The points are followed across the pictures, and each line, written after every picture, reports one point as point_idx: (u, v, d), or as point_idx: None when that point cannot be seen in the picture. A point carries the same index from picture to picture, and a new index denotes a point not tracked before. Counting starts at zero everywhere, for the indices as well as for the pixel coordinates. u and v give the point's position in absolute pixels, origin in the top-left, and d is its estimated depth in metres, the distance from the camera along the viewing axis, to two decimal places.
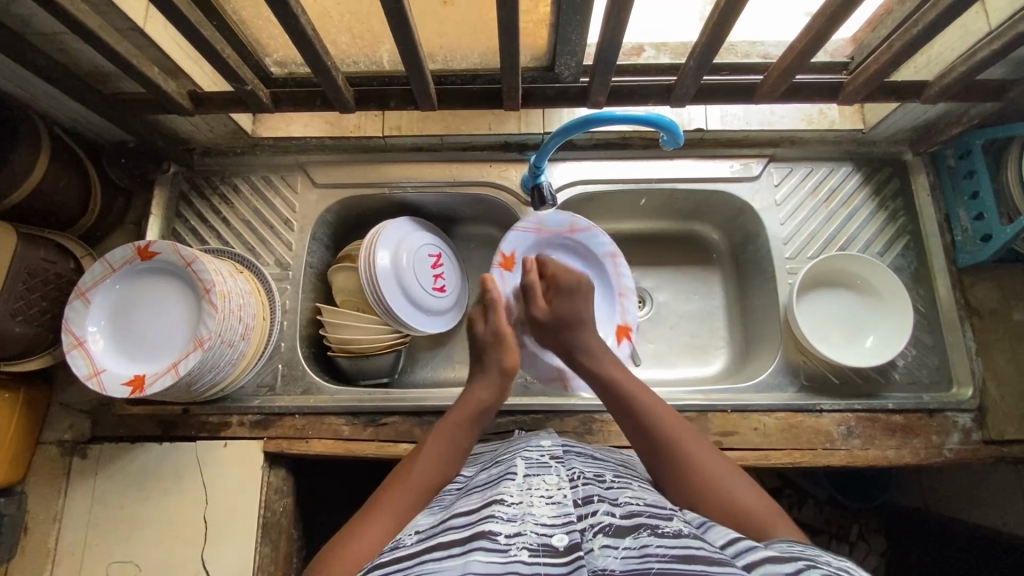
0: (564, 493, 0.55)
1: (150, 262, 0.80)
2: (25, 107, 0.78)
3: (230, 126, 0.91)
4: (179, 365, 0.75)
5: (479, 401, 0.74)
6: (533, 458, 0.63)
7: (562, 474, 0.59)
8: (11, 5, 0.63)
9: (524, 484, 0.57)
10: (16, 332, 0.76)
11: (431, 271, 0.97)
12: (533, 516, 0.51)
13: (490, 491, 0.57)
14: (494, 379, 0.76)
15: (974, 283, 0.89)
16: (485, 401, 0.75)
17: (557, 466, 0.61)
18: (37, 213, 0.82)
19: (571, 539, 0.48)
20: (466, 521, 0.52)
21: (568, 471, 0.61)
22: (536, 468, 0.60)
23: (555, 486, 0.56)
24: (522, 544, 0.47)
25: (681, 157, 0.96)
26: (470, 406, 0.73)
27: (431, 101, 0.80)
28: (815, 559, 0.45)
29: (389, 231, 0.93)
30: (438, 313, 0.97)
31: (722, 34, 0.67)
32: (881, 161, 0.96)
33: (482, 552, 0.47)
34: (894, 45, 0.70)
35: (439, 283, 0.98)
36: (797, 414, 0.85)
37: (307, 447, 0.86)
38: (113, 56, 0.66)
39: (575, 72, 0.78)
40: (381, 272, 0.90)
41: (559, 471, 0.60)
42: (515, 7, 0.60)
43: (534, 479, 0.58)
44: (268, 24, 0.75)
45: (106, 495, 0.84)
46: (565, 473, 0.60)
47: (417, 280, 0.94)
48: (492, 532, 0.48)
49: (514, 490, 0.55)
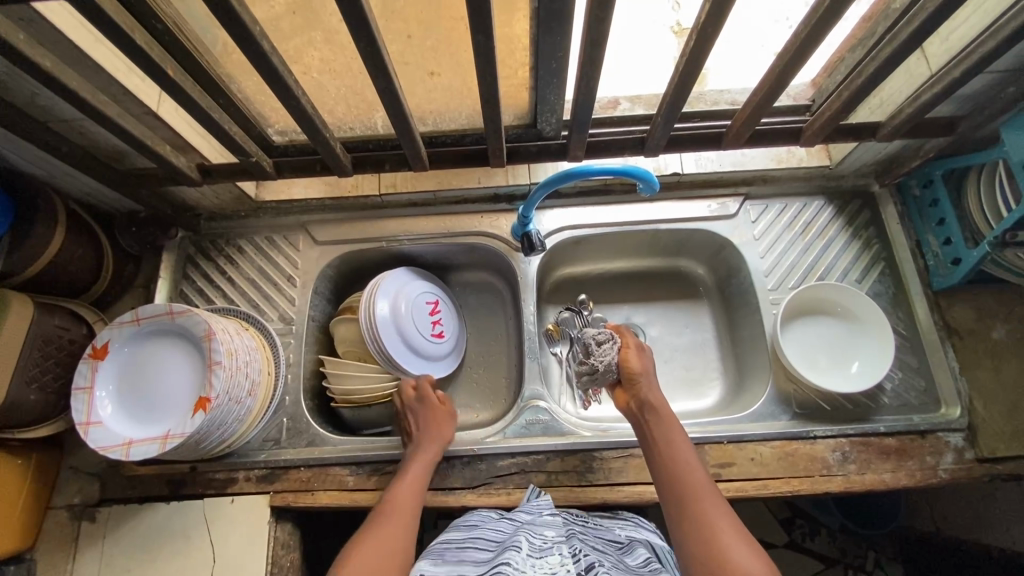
0: (568, 569, 0.61)
1: (145, 332, 0.83)
2: (44, 186, 0.84)
3: (235, 193, 0.96)
4: (168, 436, 0.76)
5: (421, 466, 0.81)
6: (536, 540, 0.67)
7: (564, 553, 0.64)
8: (37, 98, 0.68)
9: (529, 556, 0.62)
10: (30, 400, 0.79)
11: (430, 318, 1.01)
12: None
13: (496, 560, 0.62)
14: (431, 443, 0.84)
15: (951, 304, 0.93)
16: (427, 462, 0.82)
17: (560, 546, 0.66)
18: (52, 284, 0.86)
19: None
20: None
21: (570, 549, 0.66)
22: (538, 550, 0.65)
23: (560, 564, 0.62)
24: None
25: (660, 200, 1.01)
26: (413, 478, 0.79)
27: (423, 162, 0.86)
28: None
29: (398, 279, 0.99)
30: (432, 359, 0.99)
31: (684, 95, 0.74)
32: (851, 194, 1.01)
33: None
34: (845, 93, 0.76)
35: (437, 329, 1.01)
36: (792, 442, 0.87)
37: (313, 499, 0.87)
38: (129, 139, 0.71)
39: (557, 128, 0.84)
40: (386, 316, 0.94)
41: (561, 550, 0.65)
42: (495, 77, 0.65)
43: (537, 559, 0.63)
44: (271, 99, 0.81)
45: (114, 558, 0.85)
46: (567, 551, 0.65)
47: (415, 325, 0.97)
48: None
49: (521, 559, 0.61)
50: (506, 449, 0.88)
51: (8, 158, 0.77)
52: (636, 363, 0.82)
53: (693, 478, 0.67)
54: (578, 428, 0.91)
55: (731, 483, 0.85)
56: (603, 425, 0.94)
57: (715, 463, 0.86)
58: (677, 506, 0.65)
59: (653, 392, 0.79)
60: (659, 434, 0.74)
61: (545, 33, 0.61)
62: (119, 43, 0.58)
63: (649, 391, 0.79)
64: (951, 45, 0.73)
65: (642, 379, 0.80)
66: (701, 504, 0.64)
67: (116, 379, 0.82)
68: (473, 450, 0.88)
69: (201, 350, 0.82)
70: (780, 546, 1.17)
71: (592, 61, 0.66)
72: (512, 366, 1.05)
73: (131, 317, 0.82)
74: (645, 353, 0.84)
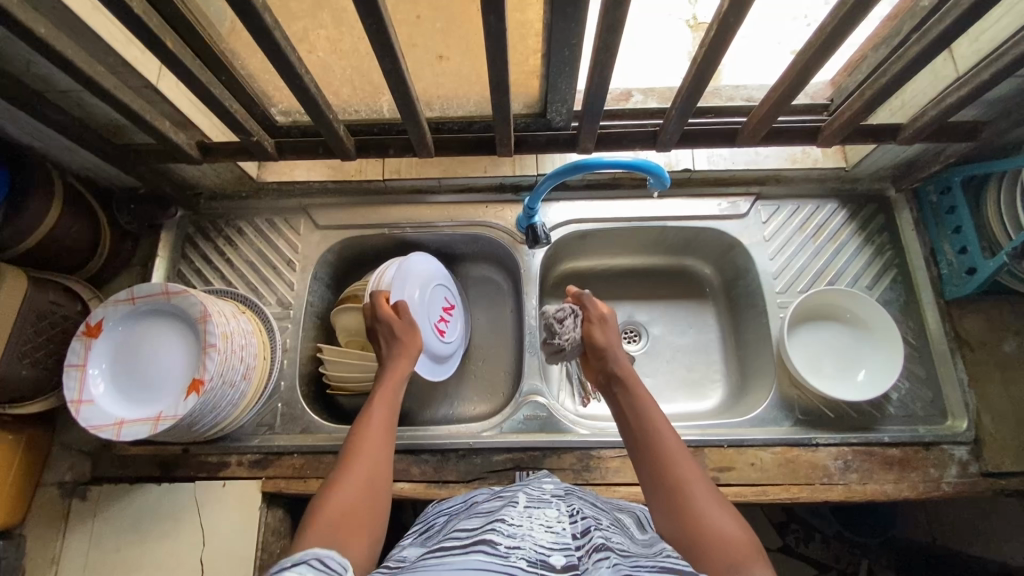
0: (564, 525, 0.51)
1: (138, 309, 0.82)
2: (41, 158, 0.82)
3: (236, 172, 0.94)
4: (161, 420, 0.75)
5: (399, 374, 0.75)
6: (534, 494, 0.58)
7: (562, 509, 0.54)
8: (33, 66, 0.66)
9: (525, 510, 0.53)
10: (22, 375, 0.78)
11: (439, 310, 0.98)
12: (532, 537, 0.48)
13: (491, 514, 0.53)
14: (403, 353, 0.79)
15: (963, 315, 0.90)
16: (405, 368, 0.77)
17: (559, 502, 0.56)
18: (47, 258, 0.85)
19: (569, 559, 0.45)
20: (466, 536, 0.49)
21: (570, 506, 0.56)
22: (536, 502, 0.56)
23: (555, 518, 0.52)
24: (521, 555, 0.45)
25: (670, 197, 0.99)
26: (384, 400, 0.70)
27: (428, 149, 0.84)
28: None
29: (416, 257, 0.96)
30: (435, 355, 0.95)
31: (701, 89, 0.71)
32: (866, 198, 0.99)
33: (483, 553, 0.44)
34: (866, 92, 0.73)
35: (441, 325, 0.98)
36: (793, 448, 0.86)
37: (306, 486, 0.86)
38: (126, 112, 0.69)
39: (567, 118, 0.82)
40: (402, 292, 0.91)
41: (560, 507, 0.55)
42: (505, 62, 0.63)
43: (534, 511, 0.53)
44: (275, 78, 0.78)
45: (103, 537, 0.85)
46: (566, 507, 0.55)
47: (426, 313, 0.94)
48: (493, 539, 0.46)
49: (516, 514, 0.51)
50: (502, 443, 0.87)
51: (3, 128, 0.76)
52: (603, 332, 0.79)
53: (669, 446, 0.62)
54: (576, 425, 0.90)
55: (729, 487, 0.83)
56: (600, 423, 0.93)
57: (714, 467, 0.84)
58: (653, 480, 0.60)
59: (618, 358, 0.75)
60: (630, 400, 0.69)
61: (560, 19, 0.59)
62: (117, 12, 0.55)
63: (616, 361, 0.75)
64: (980, 46, 0.71)
65: (609, 350, 0.76)
66: (680, 476, 0.59)
67: (108, 357, 0.80)
68: (469, 444, 0.87)
69: (196, 333, 0.81)
70: (773, 549, 1.16)
71: (607, 49, 0.63)
72: (512, 360, 1.03)
73: (126, 295, 0.81)
74: (609, 323, 0.80)
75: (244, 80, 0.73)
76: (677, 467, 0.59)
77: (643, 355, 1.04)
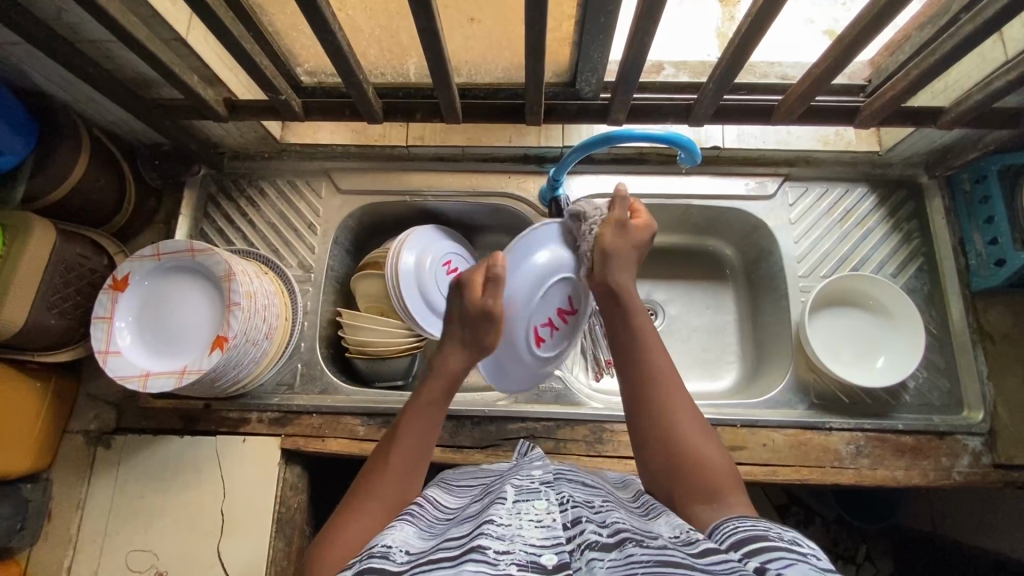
0: (553, 517, 0.50)
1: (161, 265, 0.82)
2: (67, 109, 0.81)
3: (260, 133, 0.94)
4: (185, 373, 0.77)
5: (453, 374, 0.67)
6: (522, 483, 0.58)
7: (551, 498, 0.54)
8: (64, 13, 0.66)
9: (513, 507, 0.52)
10: (51, 324, 0.80)
11: (551, 312, 0.80)
12: (522, 537, 0.47)
13: (479, 516, 0.52)
14: (469, 348, 0.69)
15: (987, 307, 0.90)
16: (462, 369, 0.68)
17: (547, 491, 0.56)
18: (74, 212, 0.85)
19: (560, 559, 0.44)
20: (456, 543, 0.47)
21: (558, 494, 0.55)
22: (525, 493, 0.55)
23: (545, 511, 0.52)
24: (512, 560, 0.43)
25: (696, 174, 0.97)
26: (423, 419, 0.64)
27: (456, 114, 0.83)
28: (766, 535, 0.44)
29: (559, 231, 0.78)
30: (514, 358, 0.80)
31: (741, 62, 0.69)
32: (898, 184, 0.97)
33: (473, 565, 0.43)
34: (912, 72, 0.71)
35: (544, 331, 0.81)
36: (807, 431, 0.86)
37: (323, 445, 0.88)
38: (155, 65, 0.69)
39: (596, 88, 0.80)
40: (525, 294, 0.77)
41: (549, 496, 0.55)
42: (543, 25, 0.61)
43: (523, 504, 0.53)
44: (304, 37, 0.76)
45: (127, 485, 0.87)
46: (554, 497, 0.55)
47: (540, 314, 0.79)
48: (482, 546, 0.45)
49: (503, 512, 0.50)
50: (517, 413, 0.88)
51: (32, 76, 0.75)
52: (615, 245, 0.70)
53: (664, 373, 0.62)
54: (588, 399, 0.91)
55: (740, 466, 0.84)
56: (612, 399, 0.95)
57: (726, 446, 0.85)
58: (638, 406, 0.61)
59: (622, 278, 0.69)
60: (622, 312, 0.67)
61: None
62: None
63: (625, 276, 0.69)
64: None
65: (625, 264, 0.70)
66: (669, 407, 0.60)
67: (132, 311, 0.81)
68: (484, 412, 0.88)
69: (218, 290, 0.82)
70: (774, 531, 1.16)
71: (648, 15, 0.61)
72: None
73: (152, 250, 0.81)
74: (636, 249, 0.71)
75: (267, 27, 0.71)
76: (665, 393, 0.61)
77: (659, 333, 1.04)
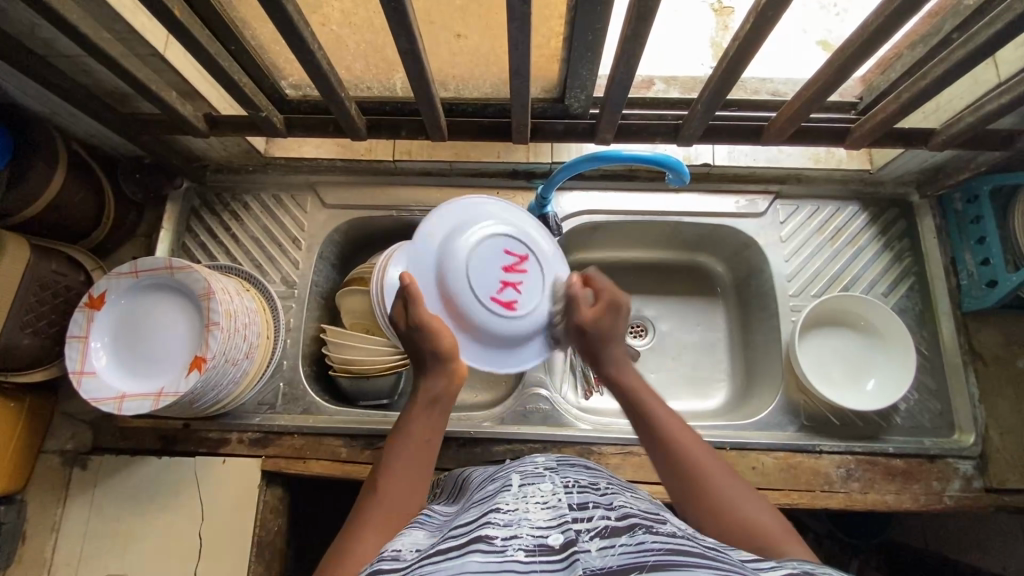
0: (559, 498, 0.50)
1: (141, 284, 0.81)
2: (44, 123, 0.80)
3: (243, 146, 0.92)
4: (162, 396, 0.75)
5: (433, 398, 0.64)
6: (528, 470, 0.58)
7: (556, 482, 0.54)
8: (37, 29, 0.64)
9: (520, 492, 0.52)
10: (24, 344, 0.78)
11: (500, 276, 0.78)
12: (528, 521, 0.47)
13: (486, 504, 0.52)
14: (433, 373, 0.66)
15: (979, 328, 0.88)
16: (443, 396, 0.65)
17: (553, 477, 0.56)
18: (52, 227, 0.84)
19: (567, 537, 0.43)
20: (464, 529, 0.47)
21: (563, 479, 0.55)
22: (530, 479, 0.55)
23: (551, 493, 0.51)
24: (519, 546, 0.43)
25: (687, 191, 0.96)
26: (413, 444, 0.61)
27: (442, 132, 0.81)
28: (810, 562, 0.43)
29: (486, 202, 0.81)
30: (486, 335, 0.76)
31: (730, 82, 0.68)
32: (888, 203, 0.96)
33: (479, 553, 0.42)
34: (903, 94, 0.70)
35: (505, 295, 0.77)
36: (796, 454, 0.85)
37: (305, 467, 0.86)
38: (132, 82, 0.67)
39: (585, 104, 0.79)
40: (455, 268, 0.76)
41: (554, 481, 0.55)
42: (528, 45, 0.60)
43: (529, 489, 0.53)
44: (286, 51, 0.75)
45: (103, 506, 0.85)
46: (560, 481, 0.54)
47: (484, 283, 0.76)
48: (489, 535, 0.44)
49: (510, 500, 0.50)
50: (502, 434, 0.87)
51: (6, 91, 0.74)
52: (599, 327, 0.70)
53: (693, 441, 0.60)
54: (577, 420, 0.90)
55: None
56: (603, 420, 0.93)
57: None
58: (679, 487, 0.58)
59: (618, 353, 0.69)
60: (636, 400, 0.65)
61: (586, 8, 0.56)
62: None
63: (613, 348, 0.70)
64: None
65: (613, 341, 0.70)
66: (705, 474, 0.57)
67: (110, 330, 0.79)
68: (469, 433, 0.87)
69: (198, 308, 0.79)
70: None
71: (635, 36, 0.60)
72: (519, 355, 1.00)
73: (130, 268, 0.80)
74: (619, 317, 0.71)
75: (248, 43, 0.69)
76: (697, 460, 0.58)
77: (649, 350, 1.03)
